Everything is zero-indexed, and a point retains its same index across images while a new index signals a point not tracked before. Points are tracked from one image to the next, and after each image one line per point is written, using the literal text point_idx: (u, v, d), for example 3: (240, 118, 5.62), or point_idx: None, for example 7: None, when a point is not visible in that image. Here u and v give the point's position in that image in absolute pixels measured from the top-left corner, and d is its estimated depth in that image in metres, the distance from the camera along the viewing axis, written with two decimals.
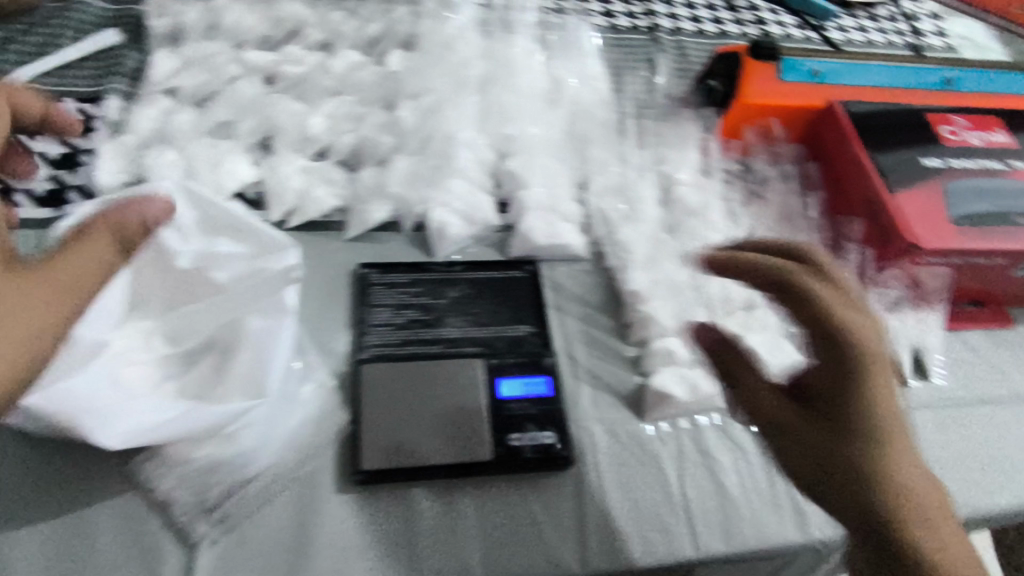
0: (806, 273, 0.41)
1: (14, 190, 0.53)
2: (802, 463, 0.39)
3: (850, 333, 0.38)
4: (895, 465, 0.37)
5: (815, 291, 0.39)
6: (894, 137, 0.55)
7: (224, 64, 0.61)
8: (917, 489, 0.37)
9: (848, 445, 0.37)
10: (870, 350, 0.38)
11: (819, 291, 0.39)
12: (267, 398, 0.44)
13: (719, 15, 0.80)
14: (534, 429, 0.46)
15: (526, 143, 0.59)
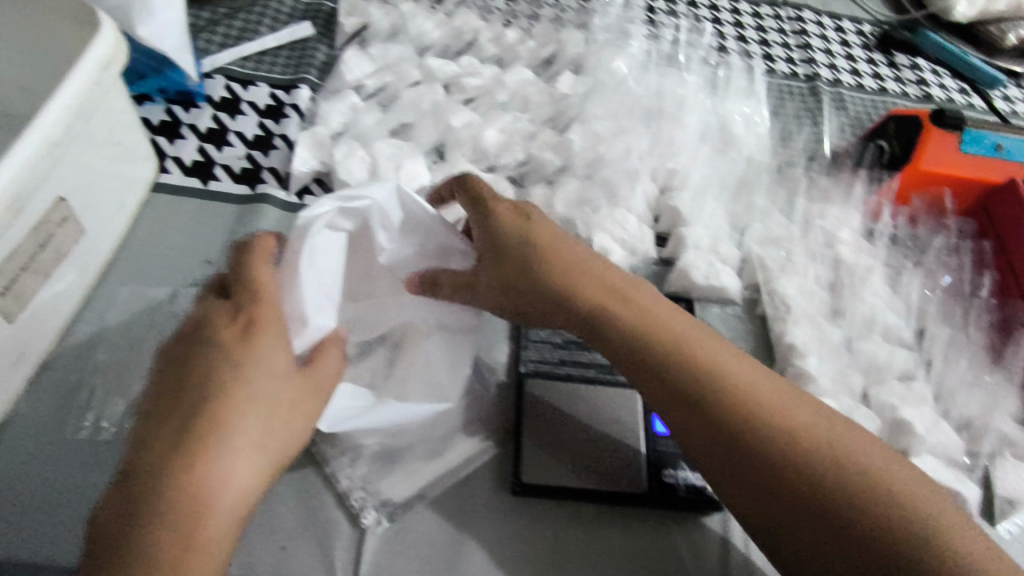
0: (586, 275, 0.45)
1: (214, 164, 0.57)
2: (732, 479, 0.38)
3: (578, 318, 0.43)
4: (780, 443, 0.37)
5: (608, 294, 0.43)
6: None
7: (406, 68, 0.63)
8: (807, 467, 0.36)
9: (751, 443, 0.38)
10: (588, 326, 0.42)
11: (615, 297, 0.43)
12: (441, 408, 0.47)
13: (879, 70, 0.79)
14: (687, 468, 0.46)
15: (692, 181, 0.59)
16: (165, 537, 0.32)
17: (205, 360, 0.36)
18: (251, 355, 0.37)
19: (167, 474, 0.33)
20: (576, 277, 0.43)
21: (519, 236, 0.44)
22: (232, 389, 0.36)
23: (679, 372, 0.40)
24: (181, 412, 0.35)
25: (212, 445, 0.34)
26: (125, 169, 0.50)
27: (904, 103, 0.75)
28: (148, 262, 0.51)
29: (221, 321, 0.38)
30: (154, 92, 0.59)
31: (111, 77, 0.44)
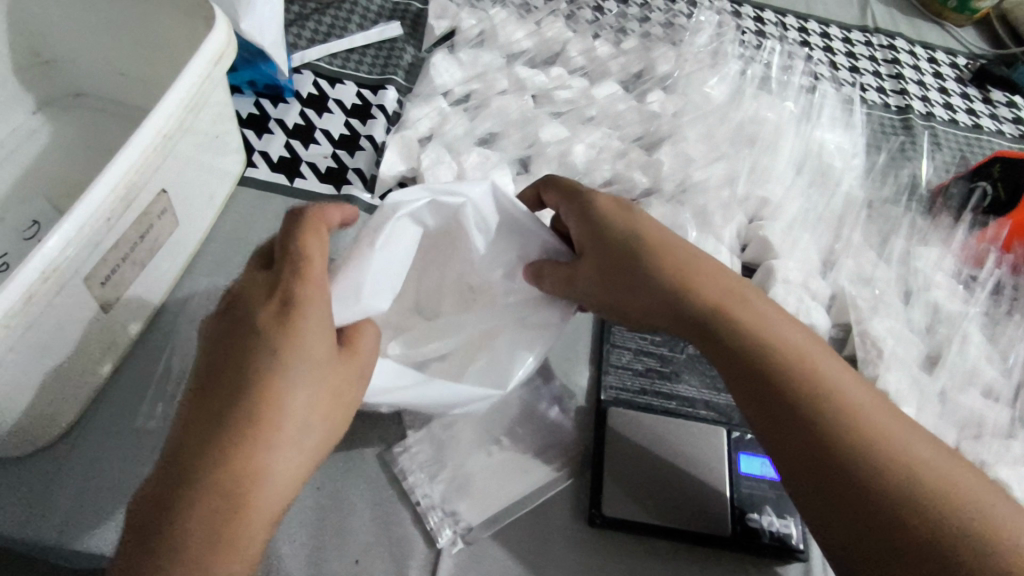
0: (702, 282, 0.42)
1: (301, 161, 0.57)
2: (828, 497, 0.35)
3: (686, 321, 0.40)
4: (897, 475, 0.34)
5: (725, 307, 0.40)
6: None
7: (495, 76, 0.62)
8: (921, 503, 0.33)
9: (860, 461, 0.35)
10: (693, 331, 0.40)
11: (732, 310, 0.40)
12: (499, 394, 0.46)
13: (973, 106, 0.76)
14: (773, 513, 0.44)
15: (783, 212, 0.57)
16: (192, 561, 0.29)
17: (237, 349, 0.32)
18: (290, 348, 0.32)
19: (195, 487, 0.29)
20: (685, 276, 0.41)
21: (629, 229, 0.42)
22: (266, 388, 0.31)
23: (788, 382, 0.37)
24: (212, 414, 0.31)
25: (243, 453, 0.30)
26: (220, 162, 0.50)
27: (1000, 142, 0.71)
28: (233, 256, 0.51)
29: (255, 302, 0.33)
30: (245, 85, 0.59)
31: (220, 71, 0.44)
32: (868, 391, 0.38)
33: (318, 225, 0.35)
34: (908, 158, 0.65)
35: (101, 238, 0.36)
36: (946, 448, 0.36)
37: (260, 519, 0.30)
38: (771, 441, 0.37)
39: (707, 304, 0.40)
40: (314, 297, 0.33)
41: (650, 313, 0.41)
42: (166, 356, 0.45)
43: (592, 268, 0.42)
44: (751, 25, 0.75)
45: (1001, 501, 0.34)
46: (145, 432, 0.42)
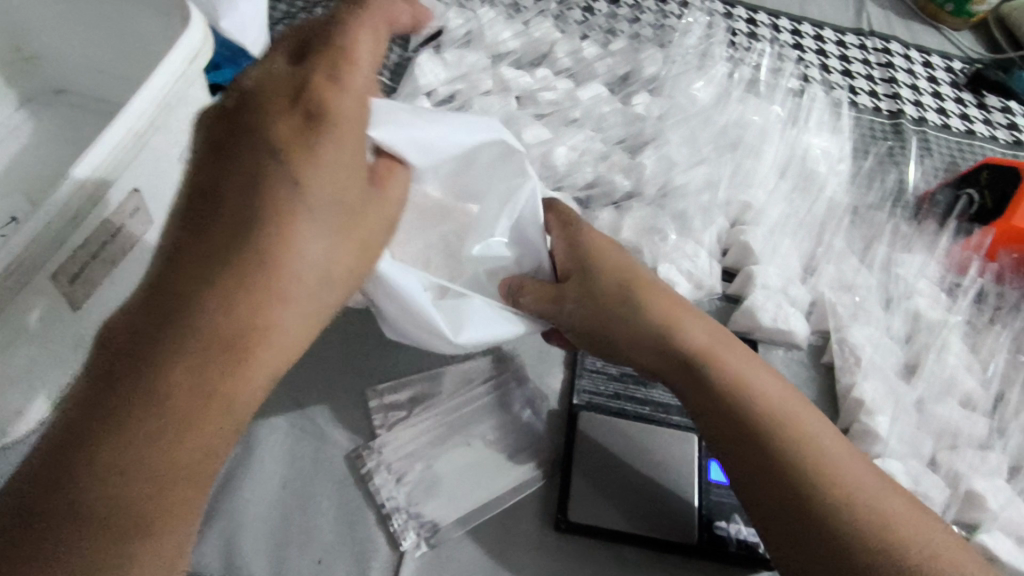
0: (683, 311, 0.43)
1: None
2: (782, 523, 0.37)
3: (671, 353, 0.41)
4: (847, 510, 0.36)
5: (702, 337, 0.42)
6: None
7: (480, 77, 0.62)
8: (866, 533, 0.35)
9: (822, 497, 0.37)
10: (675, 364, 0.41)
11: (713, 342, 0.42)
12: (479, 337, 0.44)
13: (967, 111, 0.75)
14: (741, 522, 0.44)
15: (765, 217, 0.57)
16: (189, 375, 0.29)
17: (256, 159, 0.32)
18: (313, 160, 0.32)
19: (203, 299, 0.29)
20: (667, 317, 0.42)
21: (616, 269, 0.44)
22: (285, 200, 0.31)
23: (757, 424, 0.39)
24: (228, 216, 0.31)
25: (260, 266, 0.30)
26: None
27: (993, 148, 0.71)
28: None
29: (281, 109, 0.33)
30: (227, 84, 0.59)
31: (196, 70, 0.44)
32: (833, 435, 0.39)
33: (364, 37, 0.36)
34: (896, 163, 0.64)
35: (66, 236, 0.37)
36: (903, 492, 0.38)
37: (268, 353, 0.31)
38: (732, 467, 0.39)
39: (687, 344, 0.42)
40: (341, 112, 0.33)
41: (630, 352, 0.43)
42: None
43: (579, 299, 0.43)
44: (743, 26, 0.75)
45: (947, 537, 0.37)
46: None
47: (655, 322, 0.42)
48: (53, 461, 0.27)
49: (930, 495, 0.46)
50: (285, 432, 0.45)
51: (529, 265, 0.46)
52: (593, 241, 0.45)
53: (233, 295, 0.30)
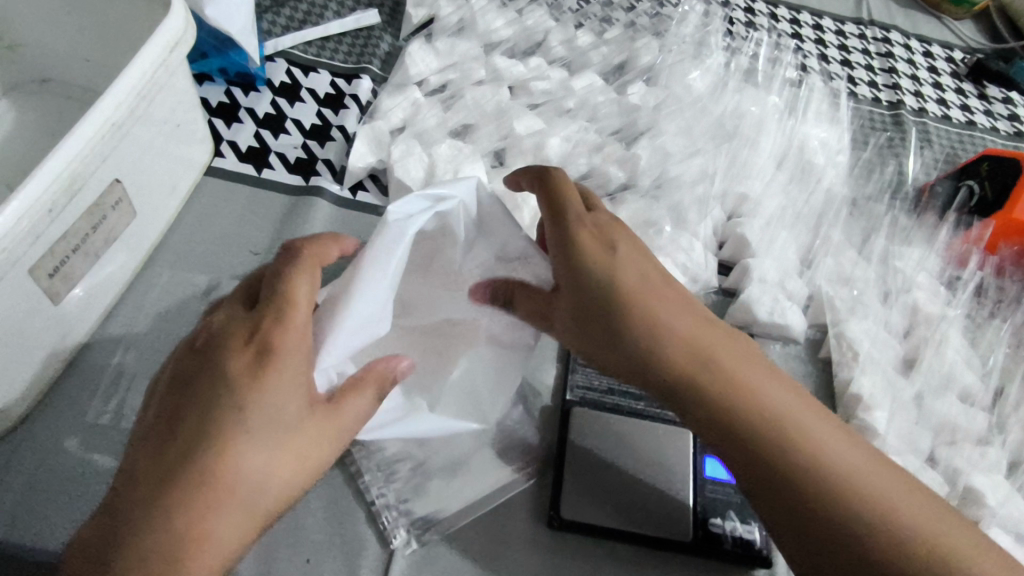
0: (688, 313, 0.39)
1: (269, 152, 0.56)
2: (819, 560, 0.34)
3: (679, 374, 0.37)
4: (881, 538, 0.34)
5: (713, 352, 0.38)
6: None
7: (472, 66, 0.61)
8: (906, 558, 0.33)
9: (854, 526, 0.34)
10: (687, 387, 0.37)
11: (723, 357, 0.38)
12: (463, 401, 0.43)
13: (968, 102, 0.74)
14: (736, 518, 0.43)
15: (762, 210, 0.56)
16: None
17: (214, 387, 0.30)
18: (260, 406, 0.30)
19: (147, 528, 0.28)
20: (660, 325, 0.37)
21: (616, 280, 0.38)
22: (231, 418, 0.30)
23: (759, 440, 0.36)
24: (185, 433, 0.30)
25: (202, 486, 0.29)
26: (182, 150, 0.49)
27: (993, 139, 0.70)
28: (196, 249, 0.50)
29: (237, 345, 0.31)
30: (216, 72, 0.58)
31: (178, 58, 0.43)
32: (862, 451, 0.36)
33: (307, 261, 0.34)
34: (895, 155, 0.63)
35: (42, 229, 0.35)
36: (937, 498, 0.36)
37: (205, 567, 0.29)
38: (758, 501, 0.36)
39: (683, 348, 0.37)
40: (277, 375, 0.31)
41: (625, 365, 0.38)
42: (122, 350, 0.44)
43: (570, 310, 0.39)
44: (741, 15, 0.73)
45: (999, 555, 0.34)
46: (97, 427, 0.41)
47: (647, 331, 0.37)
48: None
49: None
50: None
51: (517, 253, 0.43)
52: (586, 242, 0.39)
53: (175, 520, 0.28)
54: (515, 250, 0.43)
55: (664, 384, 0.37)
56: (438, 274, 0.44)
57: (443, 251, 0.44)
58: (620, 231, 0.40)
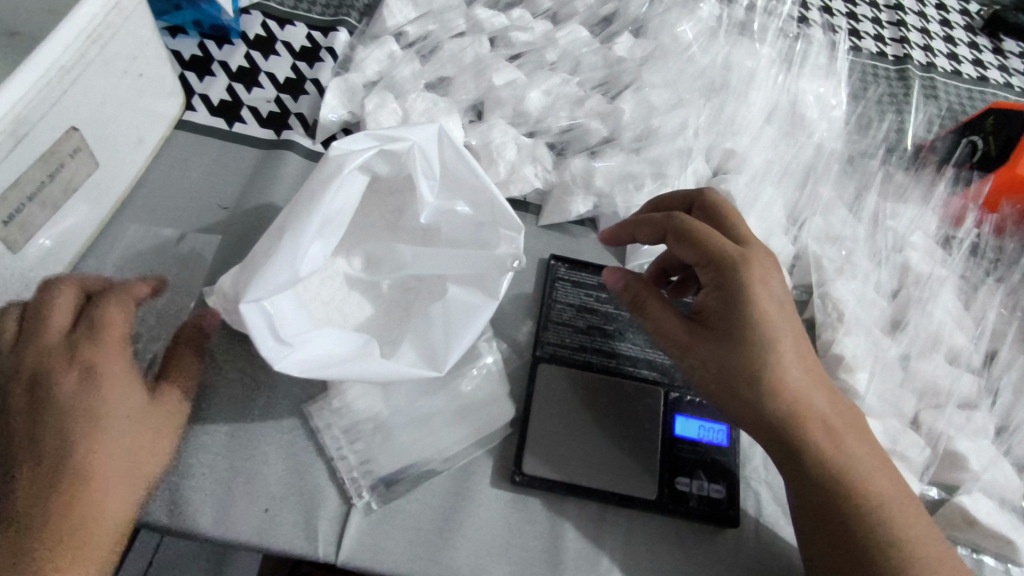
0: (799, 368, 0.38)
1: (241, 105, 0.54)
2: None
3: (765, 407, 0.37)
4: None
5: (810, 406, 0.38)
6: None
7: (451, 17, 0.59)
8: None
9: None
10: (764, 418, 0.38)
11: (812, 411, 0.38)
12: (407, 348, 0.40)
13: (982, 56, 0.70)
14: (704, 478, 0.43)
15: (749, 167, 0.54)
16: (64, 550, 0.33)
17: (84, 462, 0.34)
18: (108, 405, 0.36)
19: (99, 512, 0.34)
20: (786, 381, 0.37)
21: (776, 324, 0.38)
22: (97, 440, 0.35)
23: (860, 515, 0.37)
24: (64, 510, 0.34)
25: (87, 527, 0.34)
26: (149, 103, 0.48)
27: (1006, 95, 0.66)
28: (165, 203, 0.49)
29: (58, 363, 0.36)
30: (189, 25, 0.57)
31: (132, 1, 0.43)
32: (927, 538, 0.37)
33: (322, 181, 0.37)
34: (896, 111, 0.60)
35: None
36: None
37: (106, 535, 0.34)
38: (808, 540, 0.38)
39: (797, 407, 0.38)
40: (105, 377, 0.36)
41: (731, 402, 0.38)
42: None
43: (705, 344, 0.39)
44: None
45: None
46: None
47: (771, 377, 0.37)
48: None
49: (908, 456, 0.44)
50: (234, 380, 0.43)
51: (479, 203, 0.42)
52: (754, 276, 0.38)
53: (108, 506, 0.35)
54: (476, 196, 0.41)
55: (767, 408, 0.37)
56: (406, 231, 0.45)
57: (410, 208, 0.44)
58: (778, 275, 0.39)
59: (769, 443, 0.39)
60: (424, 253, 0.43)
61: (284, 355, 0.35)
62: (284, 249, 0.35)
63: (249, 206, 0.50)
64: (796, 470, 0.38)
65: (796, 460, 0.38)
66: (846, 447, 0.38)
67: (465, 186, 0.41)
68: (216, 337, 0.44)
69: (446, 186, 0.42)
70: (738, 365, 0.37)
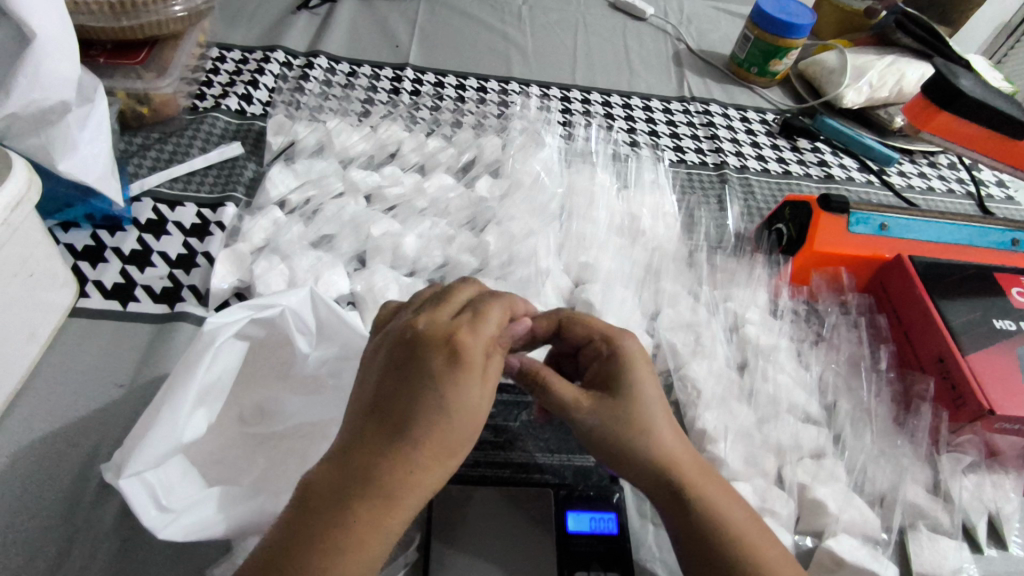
0: (661, 423, 0.40)
1: (135, 286, 0.58)
2: None
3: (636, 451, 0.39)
4: None
5: (678, 456, 0.40)
6: (956, 286, 0.56)
7: (330, 181, 0.67)
8: None
9: None
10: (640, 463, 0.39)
11: (680, 459, 0.40)
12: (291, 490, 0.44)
13: (783, 154, 0.85)
14: (599, 568, 0.45)
15: (602, 273, 0.62)
16: (377, 503, 0.32)
17: (389, 456, 0.32)
18: (456, 387, 0.34)
19: (420, 486, 0.33)
20: (661, 438, 0.40)
21: (651, 394, 0.41)
22: (444, 408, 0.34)
23: (724, 544, 0.38)
24: (384, 459, 0.32)
25: (389, 505, 0.32)
26: (39, 299, 0.51)
27: (807, 184, 0.80)
28: (60, 389, 0.51)
29: (433, 343, 0.35)
30: (81, 218, 0.61)
31: (22, 214, 0.47)
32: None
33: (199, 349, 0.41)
34: (717, 213, 0.73)
35: None
36: None
37: (414, 508, 0.33)
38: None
39: (673, 460, 0.39)
40: (470, 357, 0.35)
41: (617, 459, 0.40)
42: None
43: (588, 407, 0.41)
44: (578, 107, 0.85)
45: None
46: None
47: (648, 428, 0.39)
48: (315, 508, 0.32)
49: (776, 510, 0.49)
50: (135, 561, 0.43)
51: (353, 347, 0.47)
52: (629, 362, 0.41)
53: (433, 484, 0.33)
54: (355, 347, 0.47)
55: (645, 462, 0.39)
56: (296, 381, 0.48)
57: (291, 360, 0.48)
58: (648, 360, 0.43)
59: (650, 492, 0.40)
60: (316, 404, 0.47)
61: (162, 517, 0.38)
62: (162, 421, 0.39)
63: (145, 380, 0.52)
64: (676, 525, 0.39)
65: (674, 509, 0.39)
66: (725, 495, 0.40)
67: (339, 338, 0.47)
68: (114, 519, 0.45)
69: (322, 336, 0.47)
70: (609, 425, 0.40)
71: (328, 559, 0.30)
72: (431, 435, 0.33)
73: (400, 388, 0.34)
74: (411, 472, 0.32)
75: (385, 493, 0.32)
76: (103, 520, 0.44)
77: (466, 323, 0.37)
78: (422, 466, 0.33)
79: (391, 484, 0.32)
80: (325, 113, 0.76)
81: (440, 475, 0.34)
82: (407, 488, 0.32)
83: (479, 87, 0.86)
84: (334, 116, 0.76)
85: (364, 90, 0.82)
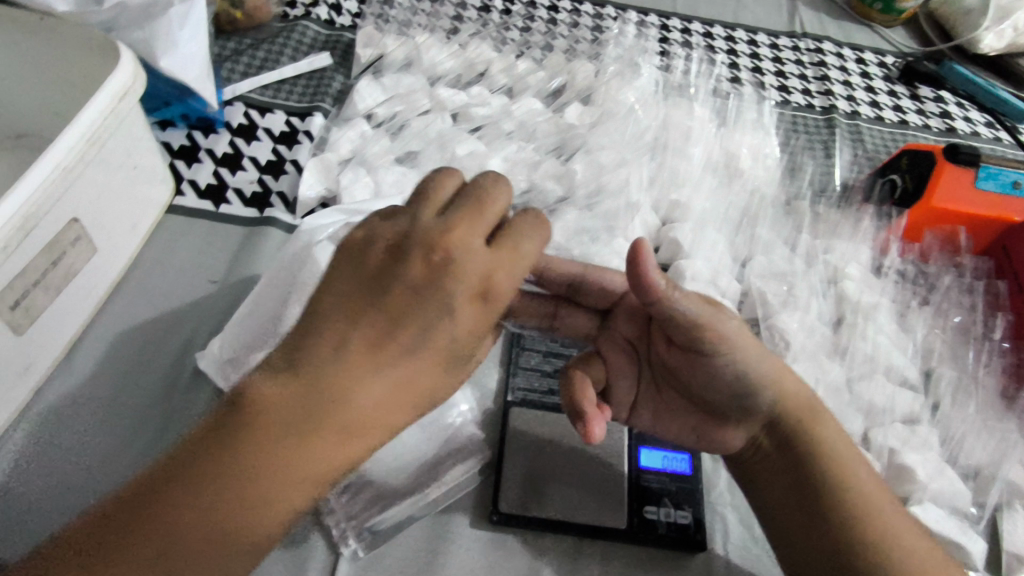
0: None
1: (227, 188, 0.59)
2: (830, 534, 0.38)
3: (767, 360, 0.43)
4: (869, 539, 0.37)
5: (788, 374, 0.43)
6: None
7: (418, 98, 0.66)
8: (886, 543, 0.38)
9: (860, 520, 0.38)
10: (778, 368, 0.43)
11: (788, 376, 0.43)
12: None
13: (901, 102, 0.77)
14: (670, 505, 0.45)
15: (693, 214, 0.59)
16: (298, 421, 0.27)
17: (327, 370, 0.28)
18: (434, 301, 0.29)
19: (353, 409, 0.28)
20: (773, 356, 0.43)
21: None
22: (409, 324, 0.29)
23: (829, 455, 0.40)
24: (320, 372, 0.28)
25: (317, 426, 0.28)
26: (141, 191, 0.53)
27: (925, 136, 0.73)
28: (159, 280, 0.53)
29: (419, 247, 0.29)
30: (177, 118, 0.62)
31: (128, 106, 0.47)
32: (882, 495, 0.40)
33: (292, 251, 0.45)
34: (822, 160, 0.68)
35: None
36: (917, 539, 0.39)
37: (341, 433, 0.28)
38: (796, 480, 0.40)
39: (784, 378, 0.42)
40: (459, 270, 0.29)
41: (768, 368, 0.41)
42: (87, 380, 0.47)
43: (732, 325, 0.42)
44: (677, 36, 0.79)
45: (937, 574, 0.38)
46: (60, 447, 0.44)
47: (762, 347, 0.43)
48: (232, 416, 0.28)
49: None
50: None
51: None
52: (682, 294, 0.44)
53: (368, 411, 0.29)
54: None
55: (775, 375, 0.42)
56: None
57: None
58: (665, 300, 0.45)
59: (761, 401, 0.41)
60: None
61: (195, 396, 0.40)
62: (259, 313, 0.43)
63: (236, 278, 0.54)
64: (786, 469, 0.41)
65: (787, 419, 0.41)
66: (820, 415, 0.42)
67: None
68: (206, 405, 0.47)
69: None
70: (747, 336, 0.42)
71: (233, 470, 0.27)
72: (378, 351, 0.28)
73: (362, 294, 0.29)
74: (347, 391, 0.28)
75: (314, 412, 0.28)
76: (196, 404, 0.47)
77: (463, 222, 0.30)
78: (356, 385, 0.28)
79: (323, 403, 0.28)
80: (415, 28, 0.74)
81: (382, 403, 0.29)
82: (335, 412, 0.28)
83: (573, 9, 0.81)
84: (423, 31, 0.73)
85: (453, 7, 0.79)
